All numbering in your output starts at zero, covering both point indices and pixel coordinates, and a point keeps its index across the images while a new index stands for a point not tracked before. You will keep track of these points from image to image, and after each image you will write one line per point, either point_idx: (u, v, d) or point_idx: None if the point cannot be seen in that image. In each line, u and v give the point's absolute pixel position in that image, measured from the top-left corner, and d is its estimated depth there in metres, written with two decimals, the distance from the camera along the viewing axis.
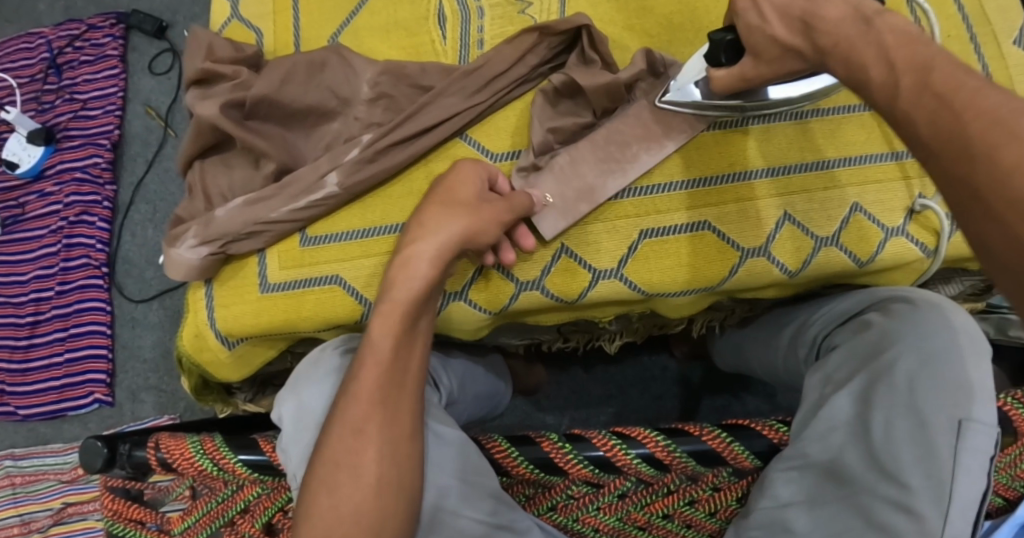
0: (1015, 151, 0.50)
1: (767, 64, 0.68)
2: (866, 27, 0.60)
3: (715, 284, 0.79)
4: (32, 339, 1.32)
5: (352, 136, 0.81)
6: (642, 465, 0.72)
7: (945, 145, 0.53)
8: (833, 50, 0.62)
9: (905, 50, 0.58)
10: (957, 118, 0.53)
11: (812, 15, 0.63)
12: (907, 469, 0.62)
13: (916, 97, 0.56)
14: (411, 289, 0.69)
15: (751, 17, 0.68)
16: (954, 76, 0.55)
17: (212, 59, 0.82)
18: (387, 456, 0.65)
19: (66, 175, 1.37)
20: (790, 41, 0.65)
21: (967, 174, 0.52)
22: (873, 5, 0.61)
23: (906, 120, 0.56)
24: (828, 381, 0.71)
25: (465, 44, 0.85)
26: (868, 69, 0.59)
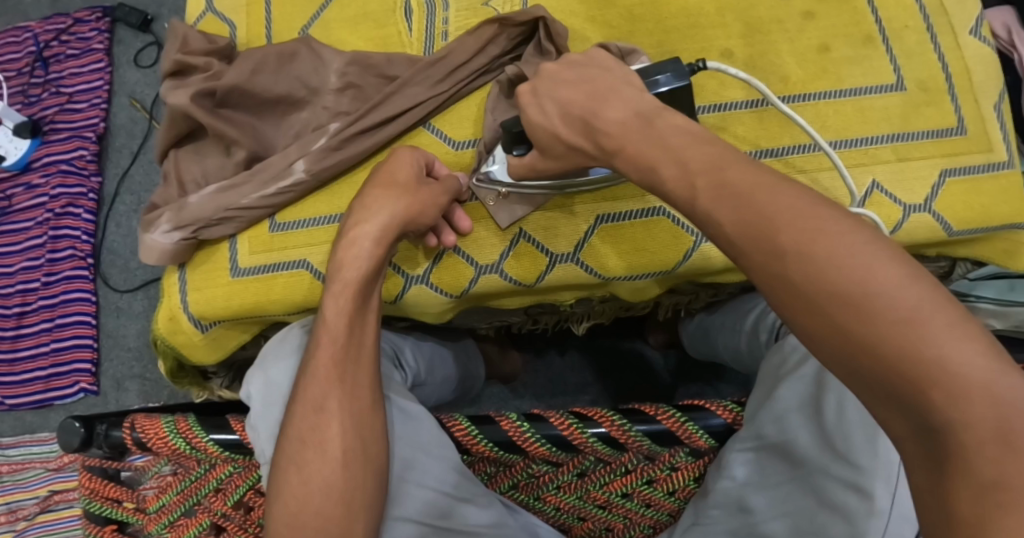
0: (825, 247, 0.52)
1: (554, 157, 0.69)
2: (646, 127, 0.61)
3: (671, 268, 0.81)
4: (19, 329, 1.34)
5: (320, 125, 0.83)
6: (599, 445, 0.73)
7: (756, 245, 0.53)
8: (621, 153, 0.62)
9: (696, 150, 0.58)
10: (758, 213, 0.54)
11: (593, 115, 0.64)
12: (857, 448, 0.63)
13: (715, 197, 0.56)
14: (360, 268, 0.72)
15: (533, 113, 0.68)
16: (748, 174, 0.55)
17: (185, 51, 0.84)
18: (352, 428, 0.68)
19: (52, 168, 1.39)
20: (572, 140, 0.65)
21: (781, 272, 0.53)
22: (650, 103, 0.62)
23: (709, 220, 0.56)
24: (784, 364, 0.73)
25: (431, 35, 0.87)
26: (657, 169, 0.59)
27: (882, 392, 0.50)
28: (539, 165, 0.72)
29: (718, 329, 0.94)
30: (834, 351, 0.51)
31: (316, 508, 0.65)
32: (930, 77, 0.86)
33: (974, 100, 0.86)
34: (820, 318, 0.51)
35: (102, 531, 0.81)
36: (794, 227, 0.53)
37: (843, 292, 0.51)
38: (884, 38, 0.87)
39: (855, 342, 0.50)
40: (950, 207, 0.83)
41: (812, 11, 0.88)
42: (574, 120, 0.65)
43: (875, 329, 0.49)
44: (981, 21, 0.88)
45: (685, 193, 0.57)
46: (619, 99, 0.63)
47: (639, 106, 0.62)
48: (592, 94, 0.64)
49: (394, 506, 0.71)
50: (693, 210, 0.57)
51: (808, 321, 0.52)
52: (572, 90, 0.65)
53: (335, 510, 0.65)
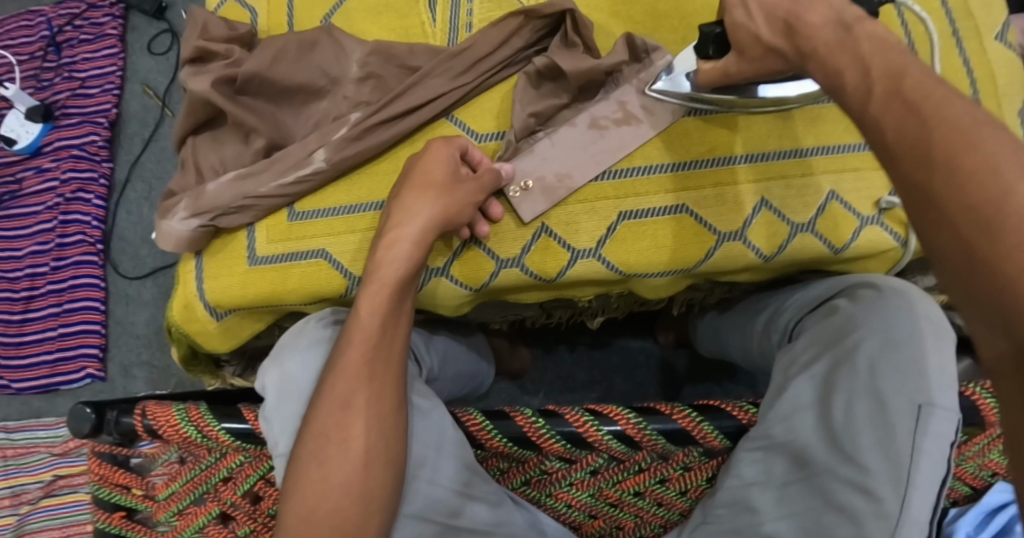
0: (984, 154, 0.52)
1: (750, 60, 0.70)
2: (843, 35, 0.61)
3: (690, 267, 0.81)
4: (26, 313, 1.34)
5: (340, 115, 0.83)
6: (614, 442, 0.73)
7: (910, 149, 0.54)
8: (808, 57, 0.63)
9: (882, 55, 0.58)
10: (923, 124, 0.54)
11: (794, 18, 0.64)
12: (865, 452, 0.63)
13: (886, 101, 0.56)
14: (399, 269, 0.73)
15: (737, 14, 0.68)
16: (922, 84, 0.56)
17: (206, 37, 0.84)
18: (375, 428, 0.67)
19: (64, 152, 1.39)
20: (771, 41, 0.66)
21: (924, 179, 0.53)
22: (854, 11, 0.62)
23: (875, 123, 0.56)
24: (793, 364, 0.73)
25: (453, 27, 0.87)
26: (842, 74, 0.60)
27: (985, 321, 0.50)
28: (732, 68, 0.72)
29: (728, 331, 0.94)
30: (956, 266, 0.52)
31: (335, 504, 0.65)
32: (955, 80, 0.86)
33: (998, 104, 0.86)
34: (948, 234, 0.52)
35: (111, 517, 0.80)
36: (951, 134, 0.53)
37: (976, 209, 0.51)
38: (909, 41, 0.86)
39: (974, 260, 0.50)
40: None
41: None
42: (779, 22, 0.65)
43: (994, 251, 0.50)
44: (1007, 26, 0.88)
45: (858, 99, 0.58)
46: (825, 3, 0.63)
47: (841, 10, 0.62)
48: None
49: (405, 504, 0.72)
50: (860, 115, 0.58)
51: (935, 233, 0.53)
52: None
53: (353, 506, 0.65)
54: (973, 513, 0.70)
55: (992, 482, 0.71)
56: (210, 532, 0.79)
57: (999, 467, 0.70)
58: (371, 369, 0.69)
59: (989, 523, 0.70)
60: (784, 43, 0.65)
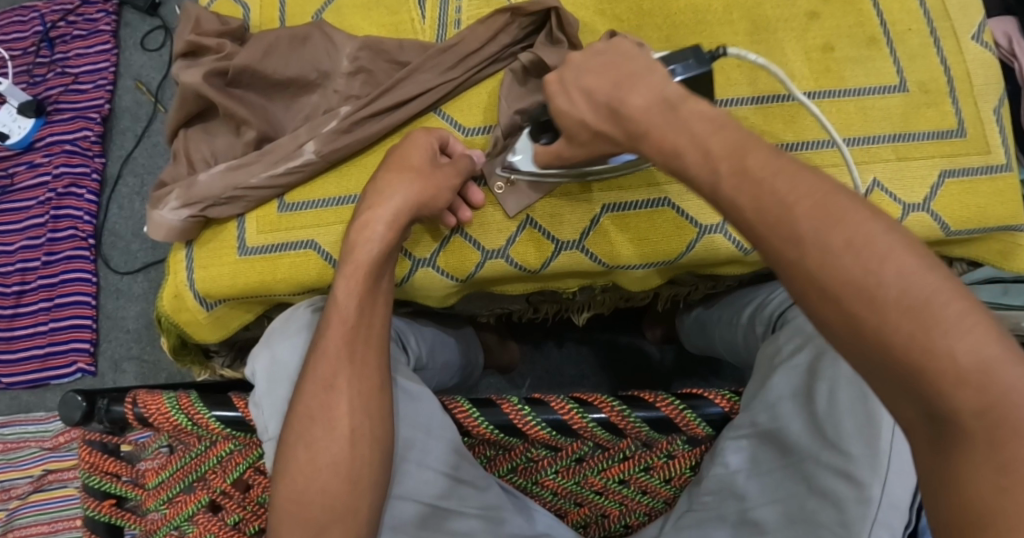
0: (844, 232, 0.53)
1: (579, 144, 0.70)
2: (669, 114, 0.60)
3: (674, 258, 0.83)
4: (17, 308, 1.35)
5: (331, 108, 0.85)
6: (600, 430, 0.74)
7: (774, 228, 0.54)
8: (642, 137, 0.61)
9: (717, 136, 0.58)
10: (779, 203, 0.54)
11: (617, 103, 0.63)
12: (847, 437, 0.65)
13: (736, 183, 0.56)
14: (371, 249, 0.73)
15: (560, 101, 0.68)
16: (768, 160, 0.56)
17: (198, 32, 0.85)
18: (361, 408, 0.68)
19: (55, 147, 1.39)
20: (597, 125, 0.66)
21: (795, 257, 0.54)
22: (676, 89, 0.61)
23: (730, 207, 0.56)
24: (778, 354, 0.75)
25: (443, 23, 0.88)
26: (681, 155, 0.59)
27: (889, 377, 0.51)
28: (566, 151, 0.73)
29: (714, 324, 0.96)
30: (848, 340, 0.52)
31: (324, 484, 0.66)
32: (931, 77, 0.88)
33: (974, 103, 0.87)
34: (836, 309, 0.52)
35: (100, 505, 0.80)
36: (814, 213, 0.54)
37: (852, 280, 0.52)
38: (888, 40, 0.88)
39: (866, 327, 0.51)
40: (948, 207, 0.84)
41: (818, 11, 0.89)
42: (599, 107, 0.65)
43: (883, 319, 0.51)
44: (983, 28, 0.90)
45: (706, 176, 0.57)
46: (644, 85, 0.62)
47: (665, 91, 0.61)
48: (619, 80, 0.64)
49: (395, 485, 0.73)
50: (712, 194, 0.57)
51: (821, 306, 0.53)
52: (598, 78, 0.65)
53: (341, 486, 0.66)
54: None
55: None
56: (199, 521, 0.79)
57: None
58: (349, 350, 0.70)
59: None
60: (609, 126, 0.64)
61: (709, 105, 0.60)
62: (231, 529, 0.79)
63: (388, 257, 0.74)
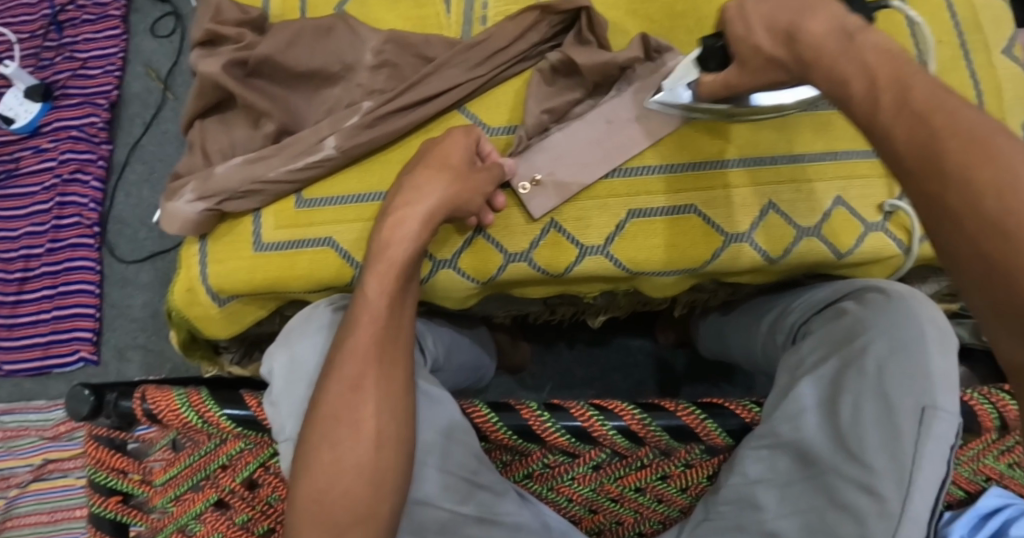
0: (1001, 168, 0.52)
1: (752, 72, 0.68)
2: (845, 45, 0.61)
3: (699, 266, 0.81)
4: (20, 295, 1.32)
5: (353, 102, 0.83)
6: (619, 438, 0.72)
7: (921, 161, 0.55)
8: (807, 67, 0.63)
9: (888, 66, 0.58)
10: (933, 137, 0.55)
11: (794, 27, 0.64)
12: (870, 451, 0.64)
13: (896, 112, 0.57)
14: (406, 247, 0.72)
15: (737, 27, 0.68)
16: (935, 94, 0.56)
17: (218, 20, 0.83)
18: (386, 409, 0.67)
19: (62, 132, 1.37)
20: (773, 52, 0.65)
21: (938, 193, 0.54)
22: (856, 20, 0.62)
23: (885, 136, 0.57)
24: (800, 365, 0.73)
25: (469, 19, 0.87)
26: (848, 83, 0.60)
27: (1000, 313, 0.51)
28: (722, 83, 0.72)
29: (731, 330, 0.95)
30: (978, 281, 0.52)
31: (346, 486, 0.65)
32: (961, 88, 0.86)
33: (1003, 117, 0.86)
34: (970, 247, 0.52)
35: (106, 501, 0.79)
36: (960, 141, 0.54)
37: (991, 221, 0.51)
38: (919, 50, 0.87)
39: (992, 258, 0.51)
40: None
41: None
42: (779, 33, 0.65)
43: (1014, 250, 0.50)
44: (1012, 41, 0.89)
45: (866, 107, 0.58)
46: (824, 10, 0.63)
47: (843, 20, 0.62)
48: (797, 7, 0.64)
49: (413, 489, 0.71)
50: (870, 124, 0.58)
51: (949, 235, 0.53)
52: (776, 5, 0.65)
53: (364, 488, 0.65)
54: (966, 518, 0.70)
55: (986, 488, 0.71)
56: (207, 519, 0.78)
57: (993, 472, 0.72)
58: (379, 350, 0.69)
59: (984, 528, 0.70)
60: (783, 53, 0.65)
61: (890, 41, 0.60)
62: (240, 528, 0.77)
63: (421, 253, 0.73)
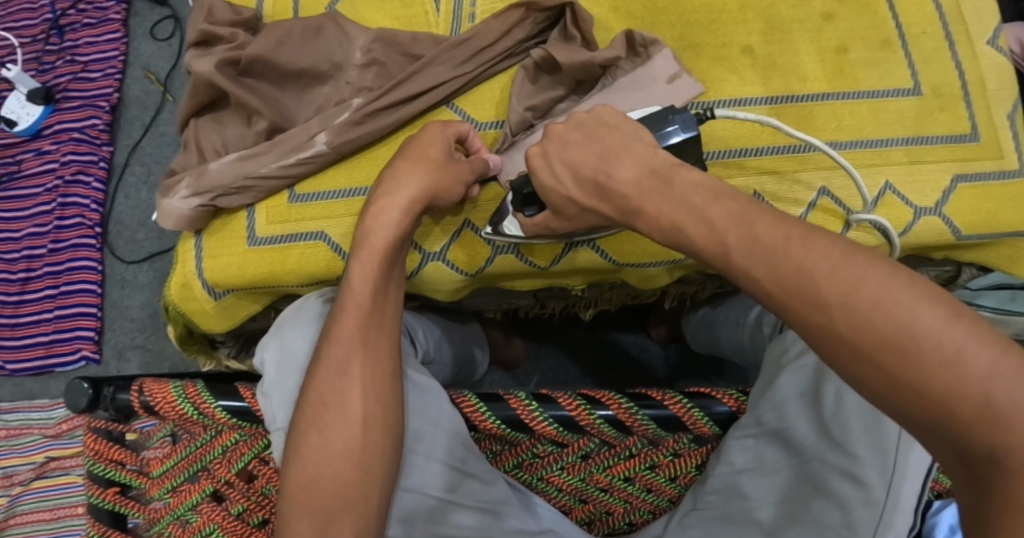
0: (869, 292, 0.53)
1: (568, 219, 0.72)
2: (663, 186, 0.63)
3: (684, 257, 0.83)
4: (22, 295, 1.35)
5: (343, 99, 0.85)
6: (606, 427, 0.74)
7: (797, 297, 0.55)
8: (636, 214, 0.65)
9: (717, 206, 0.60)
10: (798, 269, 0.55)
11: (606, 176, 0.66)
12: (855, 439, 0.65)
13: (748, 253, 0.57)
14: (388, 235, 0.73)
15: (544, 176, 0.70)
16: (776, 226, 0.57)
17: (211, 21, 0.85)
18: (373, 395, 0.68)
19: (63, 135, 1.39)
20: (586, 201, 0.69)
21: (824, 322, 0.54)
22: (662, 160, 0.65)
23: (744, 277, 0.58)
24: (786, 353, 0.74)
25: (457, 16, 0.88)
26: (682, 227, 0.62)
27: (916, 421, 0.52)
28: (553, 225, 0.74)
29: (721, 324, 0.95)
30: (885, 394, 0.53)
31: (336, 472, 0.66)
32: (944, 81, 0.87)
33: (987, 107, 0.87)
34: (868, 366, 0.53)
35: (105, 493, 0.79)
36: (831, 282, 0.54)
37: (881, 337, 0.52)
38: (903, 42, 0.88)
39: (903, 380, 0.52)
40: (959, 211, 0.84)
41: (833, 13, 0.89)
42: (587, 183, 0.68)
43: (918, 372, 0.51)
44: (998, 32, 0.89)
45: (714, 249, 0.59)
46: (631, 158, 0.66)
47: (653, 163, 0.65)
48: (603, 153, 0.67)
49: (403, 478, 0.73)
50: (725, 263, 0.59)
51: (856, 369, 0.53)
52: (583, 151, 0.68)
53: (354, 473, 0.66)
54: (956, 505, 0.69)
55: None
56: (203, 510, 0.78)
57: None
58: (365, 335, 0.70)
59: None
60: (602, 204, 0.68)
61: (704, 176, 0.63)
62: (235, 519, 0.78)
63: (405, 240, 0.75)
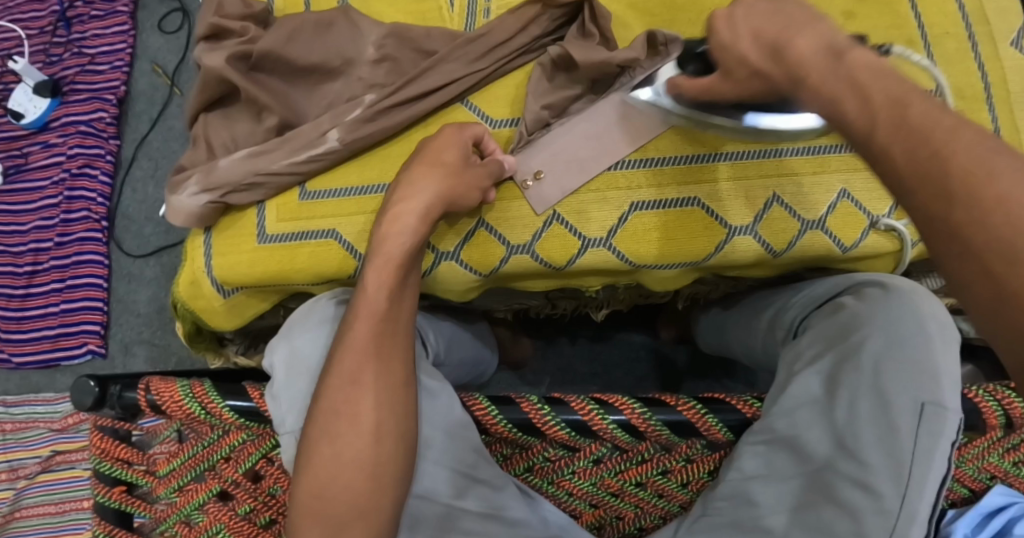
0: (1001, 187, 0.52)
1: (733, 82, 0.67)
2: (835, 61, 0.60)
3: (701, 259, 0.81)
4: (29, 288, 1.34)
5: (354, 96, 0.83)
6: (619, 432, 0.72)
7: (923, 183, 0.55)
8: (795, 85, 0.62)
9: (882, 85, 0.58)
10: (933, 157, 0.55)
11: (783, 45, 0.62)
12: (868, 448, 0.64)
13: (893, 131, 0.56)
14: (403, 242, 0.73)
15: (721, 33, 0.65)
16: (930, 113, 0.56)
17: (221, 15, 0.84)
18: (385, 403, 0.67)
19: (70, 128, 1.38)
20: (757, 65, 0.64)
21: (942, 214, 0.54)
22: (843, 39, 0.61)
23: (882, 155, 0.57)
24: (798, 359, 0.72)
25: (471, 12, 0.87)
26: (840, 103, 0.59)
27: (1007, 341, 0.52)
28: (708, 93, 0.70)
29: (732, 325, 0.94)
30: (982, 302, 0.53)
31: (347, 480, 0.65)
32: (967, 82, 0.86)
33: (1010, 110, 0.85)
34: (971, 265, 0.53)
35: (110, 491, 0.79)
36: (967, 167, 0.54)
37: (999, 238, 0.52)
38: (925, 42, 0.87)
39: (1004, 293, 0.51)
40: None
41: (854, 11, 0.88)
42: (763, 47, 0.63)
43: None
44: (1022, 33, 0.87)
45: (863, 127, 0.58)
46: (811, 29, 0.62)
47: (832, 39, 0.61)
48: (787, 22, 0.62)
49: (414, 483, 0.72)
50: (866, 143, 0.58)
51: (959, 267, 0.53)
52: (768, 17, 0.63)
53: (365, 482, 0.65)
54: (969, 516, 0.69)
55: (990, 486, 0.70)
56: (210, 510, 0.78)
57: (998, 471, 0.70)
58: (379, 342, 0.69)
59: (986, 526, 0.69)
60: (771, 68, 0.63)
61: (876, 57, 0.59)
62: (242, 519, 0.78)
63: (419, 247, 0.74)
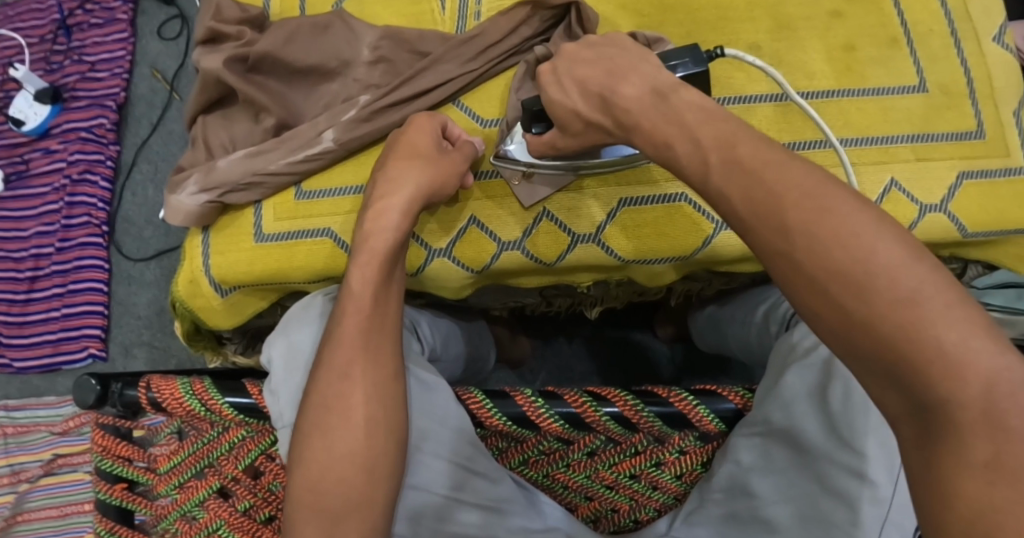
0: (835, 221, 0.53)
1: (572, 135, 0.70)
2: (657, 102, 0.62)
3: (688, 254, 0.82)
4: (31, 293, 1.35)
5: (350, 97, 0.85)
6: (612, 424, 0.73)
7: (765, 221, 0.54)
8: (628, 128, 0.63)
9: (708, 127, 0.58)
10: (768, 196, 0.55)
11: (610, 90, 0.64)
12: (863, 436, 0.64)
13: (725, 174, 0.56)
14: (387, 239, 0.73)
15: (551, 89, 0.69)
16: (757, 150, 0.56)
17: (218, 19, 0.86)
18: (375, 397, 0.68)
19: (71, 134, 1.40)
20: (588, 115, 0.67)
21: (787, 244, 0.54)
22: (666, 79, 0.63)
23: (719, 197, 0.57)
24: (793, 351, 0.73)
25: (463, 14, 0.89)
26: (671, 146, 0.60)
27: (880, 360, 0.51)
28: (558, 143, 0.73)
29: (728, 321, 0.95)
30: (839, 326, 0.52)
31: (341, 473, 0.66)
32: (951, 79, 0.87)
33: (994, 105, 0.87)
34: (821, 295, 0.52)
35: (112, 488, 0.80)
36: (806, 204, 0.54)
37: (837, 265, 0.52)
38: (909, 40, 0.88)
39: (862, 315, 0.51)
40: (964, 208, 0.84)
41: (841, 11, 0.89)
42: (589, 95, 0.66)
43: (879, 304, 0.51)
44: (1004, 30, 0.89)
45: (697, 172, 0.58)
46: (635, 74, 0.64)
47: (656, 81, 0.63)
48: (610, 69, 0.65)
49: (410, 475, 0.72)
50: (702, 186, 0.58)
51: (813, 299, 0.53)
52: (591, 67, 0.66)
53: (359, 474, 0.66)
54: None
55: None
56: (210, 506, 0.79)
57: None
58: (366, 337, 0.70)
59: None
60: (600, 112, 0.65)
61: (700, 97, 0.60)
62: (242, 516, 0.79)
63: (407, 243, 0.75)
